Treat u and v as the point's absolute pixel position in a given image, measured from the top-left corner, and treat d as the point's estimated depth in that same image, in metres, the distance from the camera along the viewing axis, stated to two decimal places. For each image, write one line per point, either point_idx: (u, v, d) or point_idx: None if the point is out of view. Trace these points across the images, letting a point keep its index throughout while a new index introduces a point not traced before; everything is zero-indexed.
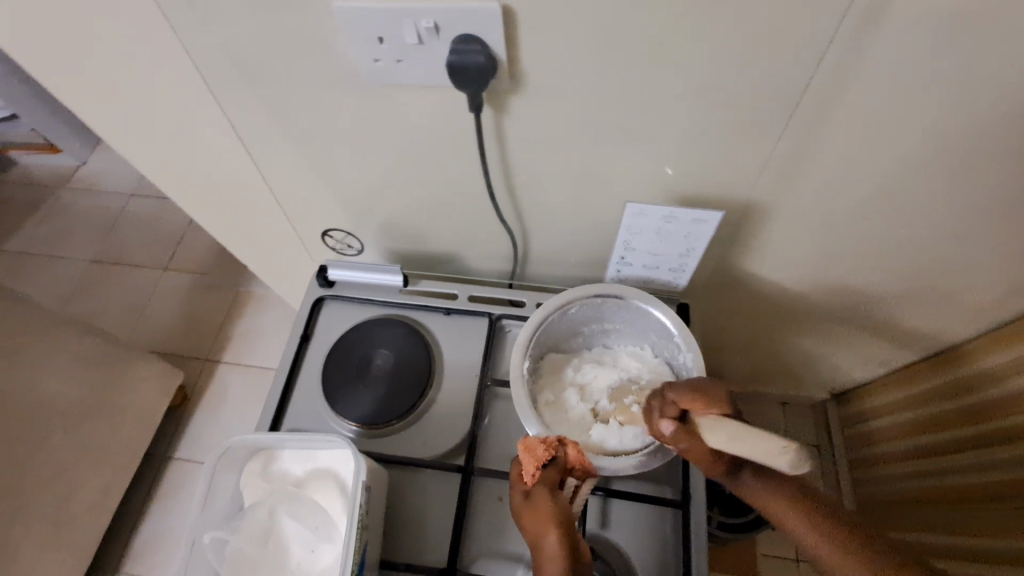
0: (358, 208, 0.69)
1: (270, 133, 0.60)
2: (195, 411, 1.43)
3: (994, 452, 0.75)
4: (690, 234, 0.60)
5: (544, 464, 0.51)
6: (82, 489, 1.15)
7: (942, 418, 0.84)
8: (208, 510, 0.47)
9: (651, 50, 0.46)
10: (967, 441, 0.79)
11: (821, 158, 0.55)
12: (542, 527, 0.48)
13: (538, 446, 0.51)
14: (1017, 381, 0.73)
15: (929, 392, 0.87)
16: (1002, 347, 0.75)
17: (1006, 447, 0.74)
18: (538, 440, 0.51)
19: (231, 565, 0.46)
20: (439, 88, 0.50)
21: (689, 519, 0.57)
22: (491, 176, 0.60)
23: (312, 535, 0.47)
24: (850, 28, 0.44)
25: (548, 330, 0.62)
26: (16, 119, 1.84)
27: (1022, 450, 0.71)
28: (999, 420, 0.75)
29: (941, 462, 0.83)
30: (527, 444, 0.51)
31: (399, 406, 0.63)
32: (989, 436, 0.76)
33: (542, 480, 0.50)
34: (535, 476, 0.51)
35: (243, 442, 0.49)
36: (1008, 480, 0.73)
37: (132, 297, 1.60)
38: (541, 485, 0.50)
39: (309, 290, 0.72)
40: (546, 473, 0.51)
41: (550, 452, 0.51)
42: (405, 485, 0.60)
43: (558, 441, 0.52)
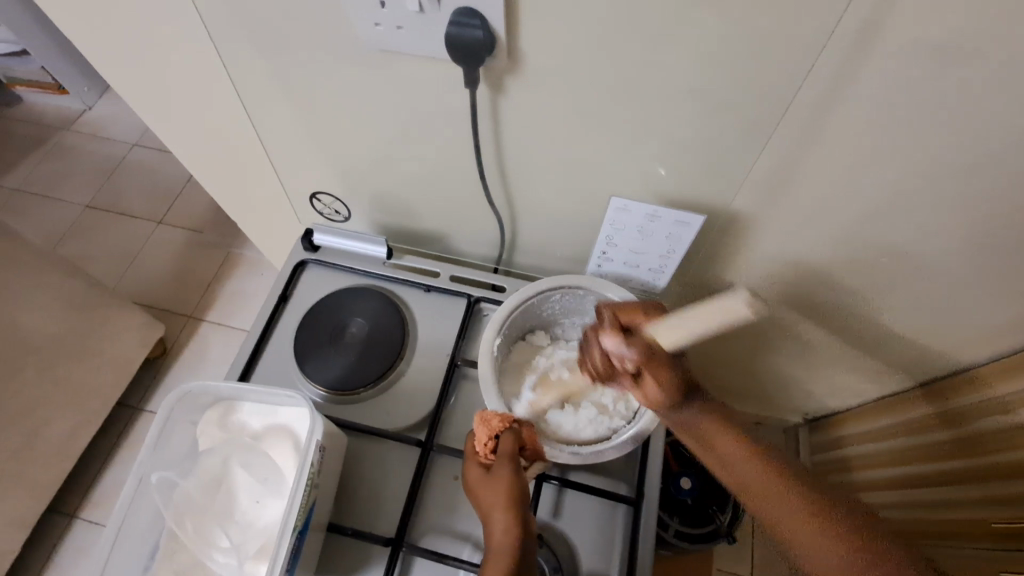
0: (349, 175, 0.69)
1: (266, 88, 0.59)
2: (173, 365, 1.43)
3: (958, 493, 0.76)
4: (672, 236, 0.60)
5: (497, 436, 0.52)
6: (49, 429, 1.15)
7: (912, 454, 0.85)
8: (160, 451, 0.48)
9: (649, 46, 0.46)
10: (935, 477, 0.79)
11: (809, 175, 0.56)
12: (491, 499, 0.49)
13: (493, 419, 0.52)
14: (982, 422, 0.74)
15: (900, 427, 0.88)
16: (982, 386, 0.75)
17: (973, 485, 0.74)
18: (494, 413, 0.52)
19: (176, 508, 0.46)
20: (436, 60, 0.50)
21: (639, 516, 0.57)
22: (482, 156, 0.60)
23: (260, 487, 0.47)
24: (843, 44, 0.44)
25: (525, 315, 0.62)
26: (28, 55, 1.74)
27: (986, 493, 0.72)
28: (969, 458, 0.75)
29: (908, 500, 0.84)
30: (482, 417, 0.52)
31: (367, 375, 0.64)
32: (954, 476, 0.77)
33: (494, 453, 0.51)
34: (488, 447, 0.51)
35: (204, 389, 0.49)
36: (974, 524, 0.73)
37: (123, 245, 1.59)
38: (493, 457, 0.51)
39: (293, 252, 0.72)
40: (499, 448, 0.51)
41: (505, 425, 0.52)
42: (363, 453, 0.61)
43: (514, 418, 0.53)
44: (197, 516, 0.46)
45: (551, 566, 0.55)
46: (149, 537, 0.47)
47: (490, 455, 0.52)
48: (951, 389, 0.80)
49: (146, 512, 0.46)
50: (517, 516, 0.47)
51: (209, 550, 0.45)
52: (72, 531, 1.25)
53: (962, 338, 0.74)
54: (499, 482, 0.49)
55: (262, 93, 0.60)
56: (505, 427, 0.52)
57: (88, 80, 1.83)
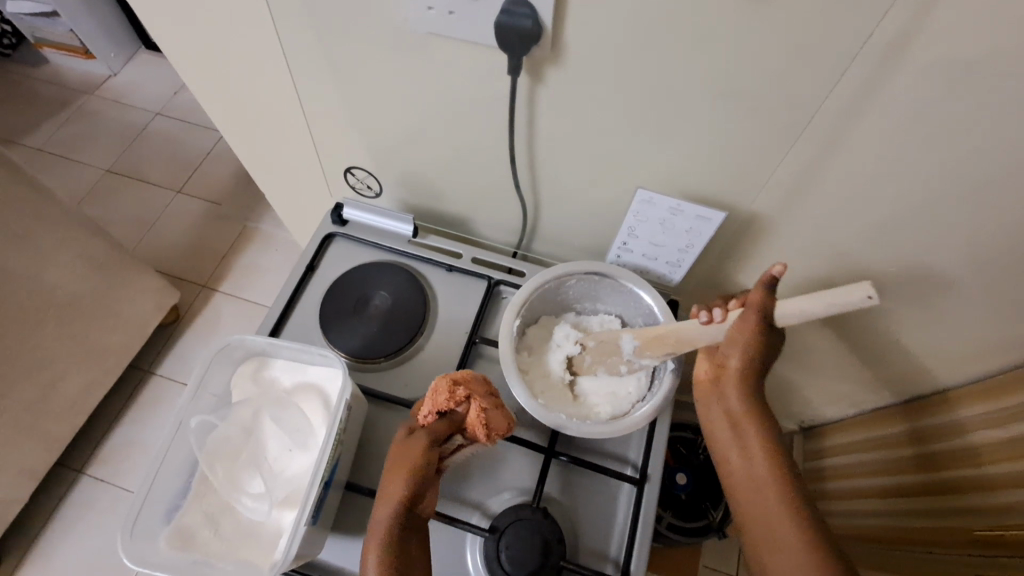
0: (383, 153, 0.72)
1: (313, 64, 0.62)
2: (184, 332, 1.46)
3: (932, 500, 0.81)
4: (693, 230, 0.63)
5: (439, 410, 0.54)
6: (64, 384, 1.18)
7: (896, 464, 0.89)
8: (198, 398, 0.51)
9: (687, 47, 0.48)
10: (925, 487, 0.82)
11: (827, 182, 0.58)
12: (399, 459, 0.53)
13: (442, 394, 0.54)
14: (961, 438, 0.78)
15: (887, 437, 0.92)
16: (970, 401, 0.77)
17: (955, 496, 0.77)
18: (446, 389, 0.54)
19: (210, 451, 0.49)
20: (484, 46, 0.53)
21: (641, 496, 0.60)
22: (514, 143, 0.63)
23: (289, 439, 0.50)
24: (872, 58, 0.46)
25: (542, 299, 0.64)
26: (58, 18, 1.74)
27: (954, 501, 0.77)
28: (959, 470, 0.77)
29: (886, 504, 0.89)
30: (436, 388, 0.55)
31: (388, 345, 0.66)
32: (929, 485, 0.82)
33: (430, 425, 0.54)
34: (428, 418, 0.54)
35: (242, 343, 0.52)
36: (941, 527, 0.78)
37: (141, 211, 1.62)
38: (428, 426, 0.54)
39: (321, 225, 0.75)
40: (436, 420, 0.54)
41: (451, 404, 0.54)
42: (381, 419, 0.63)
43: (465, 397, 0.55)
44: (228, 461, 0.49)
45: (555, 536, 0.56)
46: (180, 480, 0.49)
47: (425, 425, 0.55)
48: (940, 405, 0.82)
49: (178, 456, 0.49)
50: (410, 485, 0.51)
51: (238, 495, 0.48)
52: (78, 487, 1.28)
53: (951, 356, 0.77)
54: (415, 445, 0.53)
55: (309, 66, 0.62)
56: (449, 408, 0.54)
57: (114, 47, 1.85)
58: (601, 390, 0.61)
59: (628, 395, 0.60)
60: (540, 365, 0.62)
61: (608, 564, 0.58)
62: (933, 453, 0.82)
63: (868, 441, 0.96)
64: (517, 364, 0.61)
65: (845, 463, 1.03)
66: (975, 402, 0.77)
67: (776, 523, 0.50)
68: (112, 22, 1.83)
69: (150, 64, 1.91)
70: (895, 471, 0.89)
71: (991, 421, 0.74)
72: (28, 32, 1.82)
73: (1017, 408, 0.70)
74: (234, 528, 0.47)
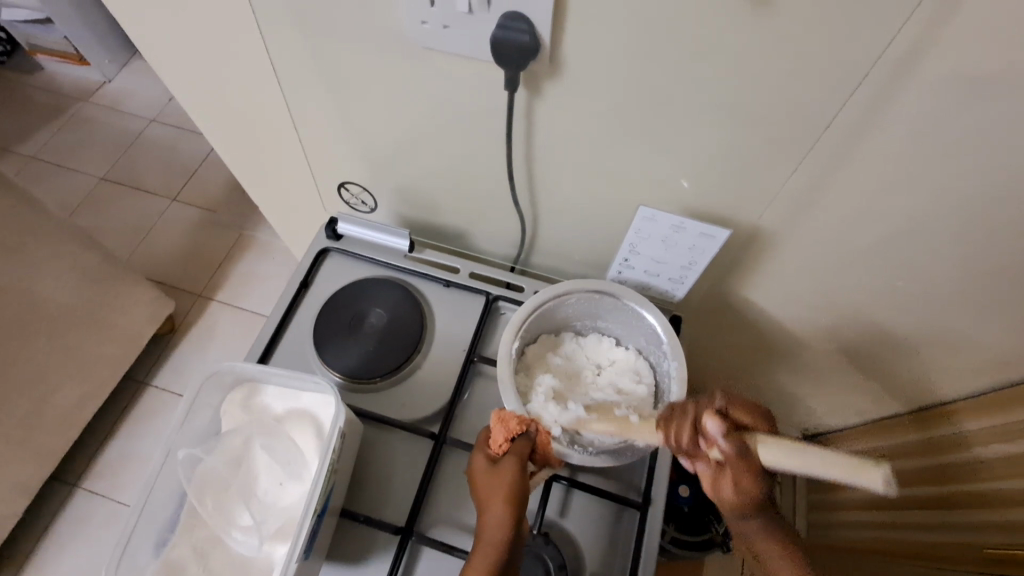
0: (378, 167, 0.70)
1: (305, 77, 0.60)
2: (180, 342, 1.45)
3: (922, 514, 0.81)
4: (696, 247, 0.61)
5: (514, 435, 0.52)
6: (57, 396, 1.16)
7: None
8: (187, 427, 0.49)
9: (690, 61, 0.47)
10: (923, 502, 0.81)
11: (834, 197, 0.56)
12: (492, 490, 0.50)
13: (511, 419, 0.53)
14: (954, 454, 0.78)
15: None
16: (974, 415, 0.76)
17: (947, 511, 0.77)
18: (512, 414, 0.53)
19: (199, 483, 0.47)
20: (480, 59, 0.51)
21: (645, 521, 0.58)
22: (512, 157, 0.61)
23: (281, 470, 0.48)
24: (882, 73, 0.45)
25: (542, 317, 0.62)
26: (51, 25, 1.72)
27: (947, 517, 0.77)
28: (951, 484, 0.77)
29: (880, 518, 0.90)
30: (501, 416, 0.53)
31: (384, 365, 0.65)
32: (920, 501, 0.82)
33: (509, 450, 0.52)
34: (502, 445, 0.52)
35: (232, 369, 0.51)
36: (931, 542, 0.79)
37: (136, 220, 1.60)
38: (505, 453, 0.52)
39: (315, 240, 0.73)
40: (515, 446, 0.52)
41: (523, 425, 0.53)
42: (377, 442, 0.62)
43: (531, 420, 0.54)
44: (218, 493, 0.47)
45: (556, 563, 0.56)
46: (169, 512, 0.47)
47: (504, 452, 0.52)
48: (939, 418, 0.81)
49: (167, 486, 0.48)
50: (514, 513, 0.49)
51: (228, 528, 0.46)
52: (72, 501, 1.26)
53: (955, 369, 0.76)
54: (503, 474, 0.51)
55: (301, 79, 0.61)
56: (521, 430, 0.53)
57: (108, 53, 1.84)
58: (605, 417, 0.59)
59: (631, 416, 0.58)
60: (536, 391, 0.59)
61: None
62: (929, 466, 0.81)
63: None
64: (516, 385, 0.59)
65: None
66: (984, 415, 0.75)
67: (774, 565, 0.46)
68: (106, 28, 1.81)
69: (144, 70, 1.89)
70: None
71: (993, 436, 0.73)
72: (21, 39, 1.80)
73: (1015, 424, 0.70)
74: (225, 561, 0.46)
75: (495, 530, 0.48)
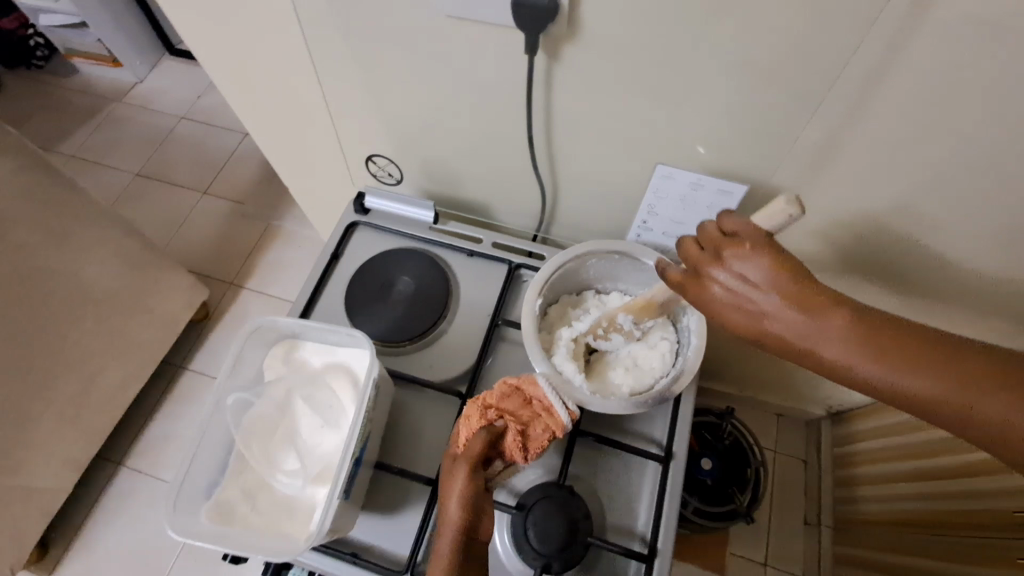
0: (403, 141, 0.73)
1: (334, 55, 0.63)
2: (214, 328, 1.51)
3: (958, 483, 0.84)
4: (713, 205, 0.64)
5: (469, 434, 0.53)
6: (103, 376, 1.22)
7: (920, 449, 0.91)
8: (234, 377, 0.53)
9: (705, 18, 0.48)
10: (942, 471, 0.87)
11: (851, 154, 0.57)
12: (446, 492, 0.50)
13: (473, 416, 0.53)
14: None
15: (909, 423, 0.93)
16: None
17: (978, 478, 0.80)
18: (475, 409, 0.53)
19: (247, 428, 0.51)
20: (501, 25, 0.53)
21: (667, 474, 0.60)
22: (533, 124, 0.63)
23: (320, 419, 0.51)
24: (899, 21, 0.45)
25: (564, 278, 0.65)
26: (86, 29, 1.80)
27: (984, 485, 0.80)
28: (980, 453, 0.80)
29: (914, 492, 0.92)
30: (465, 414, 0.53)
31: (412, 329, 0.67)
32: (956, 470, 0.84)
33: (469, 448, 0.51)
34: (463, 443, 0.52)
35: (274, 325, 0.54)
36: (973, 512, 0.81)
37: (170, 212, 1.67)
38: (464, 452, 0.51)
39: (344, 214, 0.76)
40: (473, 445, 0.51)
41: (485, 421, 0.52)
42: (406, 401, 0.65)
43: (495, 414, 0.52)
44: (264, 438, 0.51)
45: (582, 514, 0.57)
46: (218, 455, 0.51)
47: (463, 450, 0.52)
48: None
49: (217, 433, 0.51)
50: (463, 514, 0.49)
51: (274, 472, 0.50)
52: (117, 477, 1.33)
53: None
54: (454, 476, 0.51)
55: (330, 56, 0.63)
56: (478, 428, 0.52)
57: (140, 54, 1.91)
58: (624, 374, 0.61)
59: (646, 373, 0.61)
60: (554, 343, 0.61)
61: (634, 540, 0.59)
62: (941, 437, 0.87)
63: (885, 428, 1.00)
64: (539, 338, 0.62)
65: (869, 448, 1.05)
66: None
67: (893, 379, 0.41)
68: (137, 30, 1.88)
69: (175, 69, 1.96)
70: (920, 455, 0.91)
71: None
72: (59, 43, 1.89)
73: None
74: (272, 502, 0.49)
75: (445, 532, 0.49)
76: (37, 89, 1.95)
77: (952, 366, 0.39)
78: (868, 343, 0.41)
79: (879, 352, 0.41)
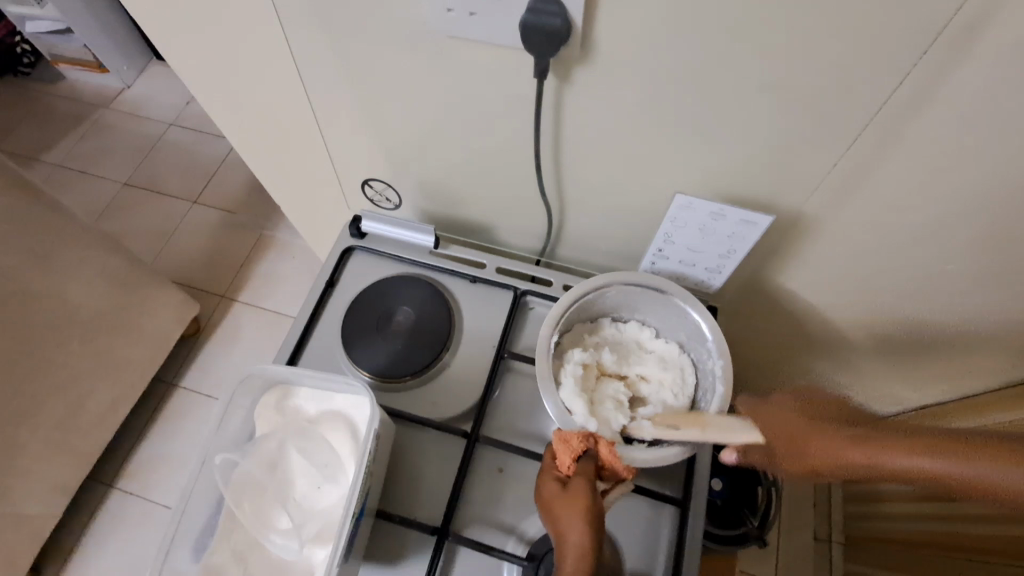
0: (402, 162, 0.69)
1: (329, 73, 0.59)
2: (207, 344, 1.46)
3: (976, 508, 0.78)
4: (735, 235, 0.59)
5: (578, 456, 0.52)
6: (91, 399, 1.18)
7: None
8: (221, 432, 0.49)
9: (729, 42, 0.44)
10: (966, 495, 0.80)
11: (881, 180, 0.53)
12: (569, 509, 0.48)
13: (573, 437, 0.52)
14: None
15: None
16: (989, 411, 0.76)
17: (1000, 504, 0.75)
18: (574, 432, 0.52)
19: (236, 488, 0.47)
20: (508, 47, 0.49)
21: (686, 518, 0.57)
22: (540, 148, 0.59)
23: (318, 473, 0.48)
24: (942, 45, 0.42)
25: (581, 310, 0.61)
26: (71, 33, 1.75)
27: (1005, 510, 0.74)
28: None
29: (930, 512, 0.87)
30: (562, 435, 0.52)
31: (414, 363, 0.64)
32: None
33: (577, 470, 0.51)
34: (570, 465, 0.51)
35: (263, 372, 0.50)
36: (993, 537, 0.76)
37: (160, 223, 1.62)
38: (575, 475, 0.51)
39: (340, 238, 0.72)
40: (581, 465, 0.51)
41: (585, 443, 0.52)
42: (408, 441, 0.61)
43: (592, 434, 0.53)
44: (256, 497, 0.47)
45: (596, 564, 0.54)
46: (207, 517, 0.47)
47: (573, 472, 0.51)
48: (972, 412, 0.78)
49: (205, 491, 0.47)
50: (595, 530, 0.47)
51: (267, 533, 0.46)
52: (109, 501, 1.28)
53: (997, 360, 0.72)
54: (581, 496, 0.49)
55: (323, 75, 0.59)
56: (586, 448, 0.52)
57: (127, 59, 1.85)
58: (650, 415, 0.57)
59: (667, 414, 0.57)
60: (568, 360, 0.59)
61: None
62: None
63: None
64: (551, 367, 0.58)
65: None
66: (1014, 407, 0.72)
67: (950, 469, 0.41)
68: (124, 34, 1.83)
69: (162, 75, 1.91)
70: None
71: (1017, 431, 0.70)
72: (43, 48, 1.83)
73: None
74: (266, 566, 0.45)
75: (576, 557, 0.46)
76: (21, 96, 1.89)
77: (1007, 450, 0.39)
78: (923, 451, 0.42)
79: (935, 452, 0.41)
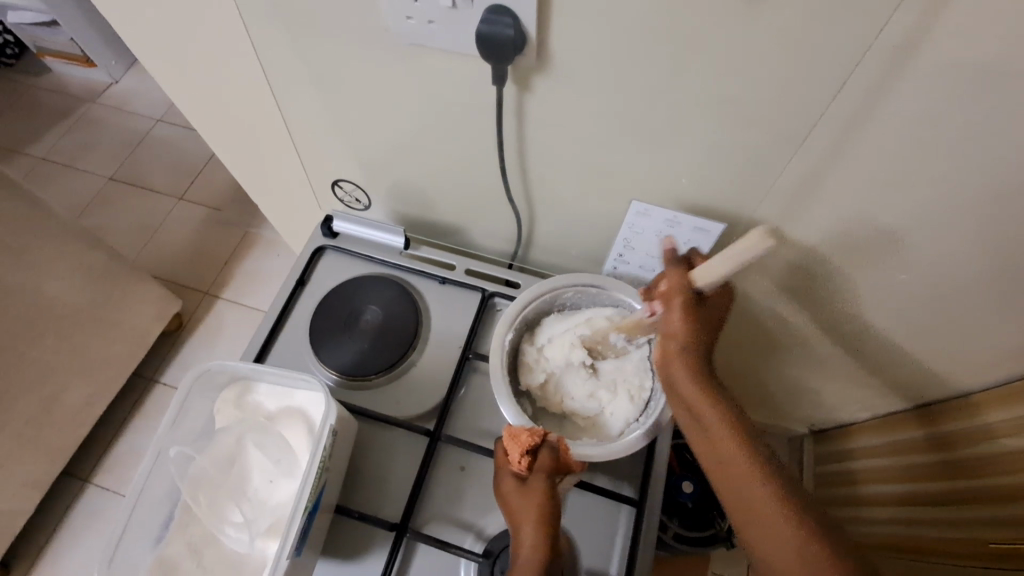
0: (372, 165, 0.70)
1: (297, 77, 0.60)
2: (188, 340, 1.46)
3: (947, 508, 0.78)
4: (691, 242, 0.62)
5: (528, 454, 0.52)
6: (67, 393, 1.18)
7: (916, 471, 0.85)
8: (178, 428, 0.50)
9: (677, 55, 0.46)
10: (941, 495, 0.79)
11: (830, 189, 0.55)
12: (526, 506, 0.50)
13: (522, 433, 0.53)
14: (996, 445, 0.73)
15: (904, 445, 0.88)
16: (983, 411, 0.75)
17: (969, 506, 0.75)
18: (523, 428, 0.53)
19: (192, 481, 0.48)
20: (467, 55, 0.51)
21: (641, 518, 0.58)
22: (504, 153, 0.61)
23: (274, 467, 0.49)
24: (875, 61, 0.44)
25: (538, 311, 0.63)
26: (58, 27, 1.74)
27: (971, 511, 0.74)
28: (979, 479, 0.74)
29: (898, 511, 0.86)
30: (512, 431, 0.53)
31: (381, 362, 0.65)
32: (947, 495, 0.78)
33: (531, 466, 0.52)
34: (523, 461, 0.52)
35: (223, 368, 0.51)
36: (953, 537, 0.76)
37: (143, 219, 1.62)
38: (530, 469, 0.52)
39: (312, 238, 0.73)
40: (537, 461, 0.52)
41: (535, 439, 0.52)
42: (371, 439, 0.62)
43: (545, 432, 0.54)
44: (211, 490, 0.48)
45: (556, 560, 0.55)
46: (162, 509, 0.48)
47: (528, 469, 0.52)
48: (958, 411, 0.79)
49: (160, 483, 0.48)
50: (547, 528, 0.49)
51: (221, 526, 0.47)
52: (84, 496, 1.28)
53: (954, 365, 0.75)
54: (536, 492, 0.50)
55: (290, 78, 0.60)
56: (537, 442, 0.52)
57: (114, 55, 1.85)
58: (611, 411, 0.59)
59: (620, 416, 0.59)
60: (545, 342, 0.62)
61: None
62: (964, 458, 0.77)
63: (885, 445, 0.91)
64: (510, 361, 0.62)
65: (869, 465, 0.95)
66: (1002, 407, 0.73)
67: (750, 500, 0.44)
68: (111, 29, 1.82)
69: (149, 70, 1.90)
70: (913, 478, 0.85)
71: (1013, 429, 0.71)
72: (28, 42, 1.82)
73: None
74: (219, 558, 0.46)
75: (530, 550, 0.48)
76: (6, 89, 1.88)
77: (776, 518, 0.42)
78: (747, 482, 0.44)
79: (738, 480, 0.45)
